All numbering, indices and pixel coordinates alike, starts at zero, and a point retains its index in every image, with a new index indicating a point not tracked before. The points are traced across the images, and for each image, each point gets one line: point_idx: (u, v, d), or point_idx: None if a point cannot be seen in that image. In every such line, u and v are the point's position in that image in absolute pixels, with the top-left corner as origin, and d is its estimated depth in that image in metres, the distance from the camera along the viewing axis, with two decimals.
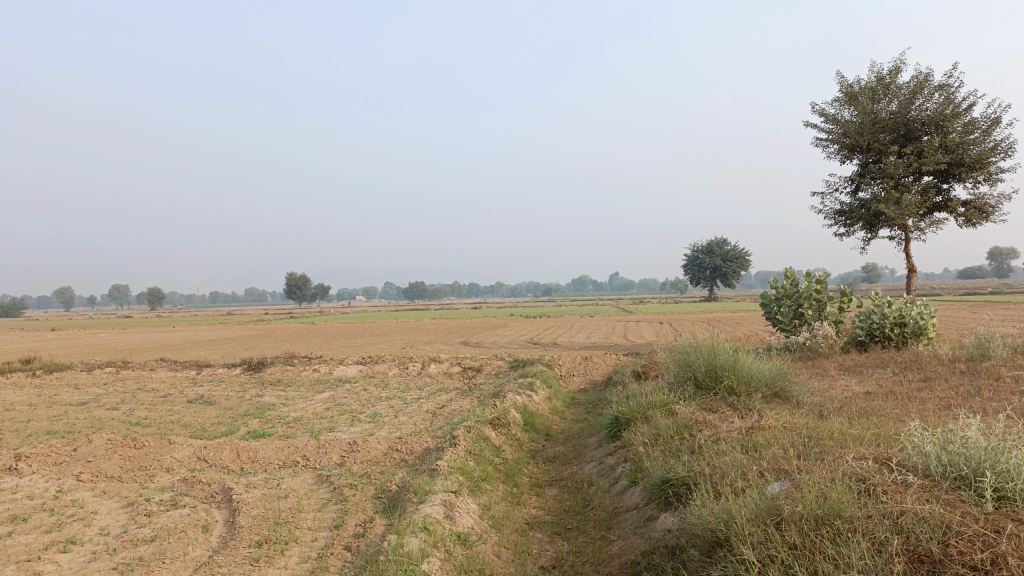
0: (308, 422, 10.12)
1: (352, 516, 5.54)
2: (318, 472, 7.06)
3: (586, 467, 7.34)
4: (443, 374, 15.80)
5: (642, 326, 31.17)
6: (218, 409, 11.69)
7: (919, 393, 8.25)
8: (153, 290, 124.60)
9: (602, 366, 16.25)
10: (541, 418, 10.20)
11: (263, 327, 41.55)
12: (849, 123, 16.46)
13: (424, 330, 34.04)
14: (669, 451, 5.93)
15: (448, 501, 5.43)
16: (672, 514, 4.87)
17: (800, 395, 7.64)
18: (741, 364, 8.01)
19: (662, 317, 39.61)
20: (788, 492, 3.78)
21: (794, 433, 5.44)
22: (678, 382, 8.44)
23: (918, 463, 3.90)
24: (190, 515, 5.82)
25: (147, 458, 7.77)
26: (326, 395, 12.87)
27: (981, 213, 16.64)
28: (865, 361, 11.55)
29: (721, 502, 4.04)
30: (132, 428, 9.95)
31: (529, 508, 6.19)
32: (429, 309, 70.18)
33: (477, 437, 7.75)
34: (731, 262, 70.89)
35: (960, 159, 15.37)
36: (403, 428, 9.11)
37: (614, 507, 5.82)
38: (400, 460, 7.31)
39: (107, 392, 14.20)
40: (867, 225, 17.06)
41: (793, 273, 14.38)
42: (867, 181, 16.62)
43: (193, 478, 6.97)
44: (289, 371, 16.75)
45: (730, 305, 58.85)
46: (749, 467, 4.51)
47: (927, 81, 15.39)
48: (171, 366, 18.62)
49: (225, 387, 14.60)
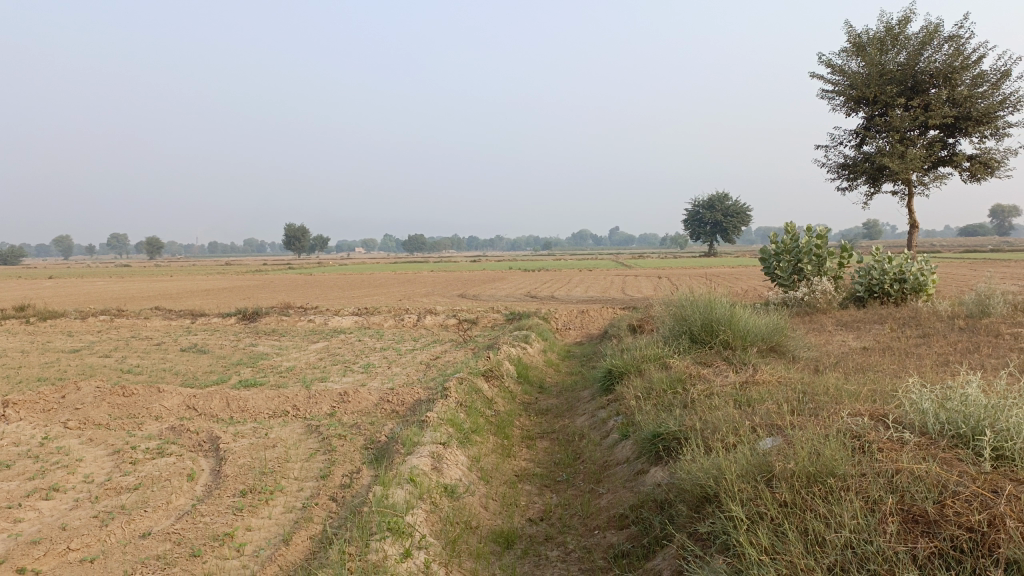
0: (300, 371, 10.06)
1: (339, 467, 5.46)
2: (307, 422, 6.98)
3: (578, 419, 7.27)
4: (439, 326, 15.72)
5: (639, 281, 31.15)
6: (211, 358, 11.63)
7: (917, 349, 8.15)
8: (152, 241, 124.31)
9: (598, 320, 16.16)
10: (534, 370, 10.14)
11: (261, 278, 41.46)
12: (856, 75, 16.08)
13: (422, 282, 33.92)
14: (661, 405, 5.83)
15: (436, 453, 5.34)
16: (662, 469, 4.79)
17: (796, 350, 7.54)
18: (738, 317, 7.89)
19: (660, 273, 39.44)
20: (779, 449, 3.68)
21: (789, 388, 5.34)
22: (673, 336, 8.33)
23: (915, 420, 3.80)
24: (175, 464, 5.75)
25: (136, 406, 7.70)
26: (320, 346, 12.80)
27: (986, 168, 16.38)
28: (863, 316, 11.45)
29: (711, 458, 3.95)
30: (122, 376, 9.88)
31: (519, 460, 6.13)
32: (428, 262, 69.98)
33: (468, 388, 7.67)
34: (732, 217, 70.50)
35: (967, 114, 15.05)
36: (395, 379, 9.04)
37: (604, 461, 5.75)
38: (390, 412, 7.24)
39: (101, 340, 14.13)
40: (870, 179, 16.81)
41: (793, 228, 14.19)
42: (872, 134, 16.32)
43: (181, 426, 6.90)
44: (284, 321, 16.68)
45: (729, 260, 58.73)
46: (741, 422, 4.41)
47: (937, 32, 14.97)
48: (166, 315, 18.53)
49: (219, 336, 14.53)
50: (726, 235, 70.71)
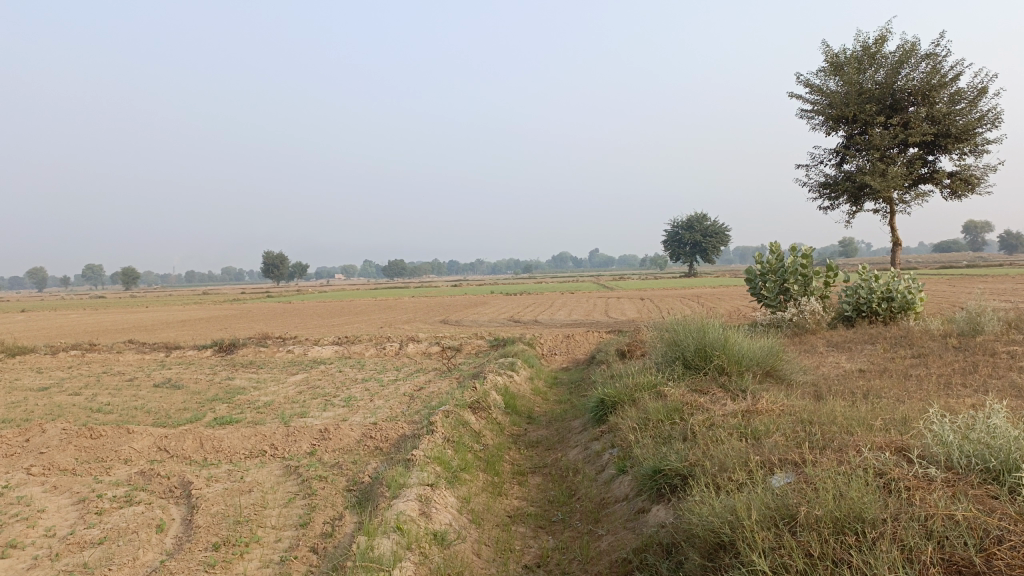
0: (279, 406, 9.70)
1: (320, 513, 5.12)
2: (286, 462, 6.62)
3: (570, 452, 6.98)
4: (421, 354, 15.36)
5: (623, 303, 30.99)
6: (186, 394, 11.20)
7: (914, 371, 7.95)
8: (128, 271, 122.84)
9: (584, 344, 15.90)
10: (522, 400, 9.82)
11: (240, 307, 40.97)
12: (834, 94, 16.10)
13: (403, 308, 33.51)
14: (659, 438, 5.56)
15: (424, 496, 5.01)
16: (666, 509, 4.50)
17: (793, 375, 7.31)
18: (732, 342, 7.66)
19: (642, 294, 39.24)
20: (797, 488, 3.42)
21: (793, 417, 5.09)
22: (665, 363, 8.06)
23: (940, 454, 3.55)
24: (143, 513, 5.37)
25: (103, 449, 7.29)
26: (300, 378, 12.40)
27: (967, 185, 16.40)
28: (854, 336, 11.29)
29: (723, 498, 3.68)
30: (91, 416, 9.45)
31: (511, 499, 5.82)
32: (409, 288, 69.42)
33: (455, 422, 7.35)
34: (711, 237, 70.84)
35: (946, 131, 15.07)
36: (378, 412, 8.69)
37: (602, 498, 5.45)
38: (374, 449, 6.90)
39: (71, 376, 13.63)
40: (852, 198, 16.77)
41: (778, 248, 14.04)
42: (852, 152, 16.30)
43: (151, 471, 6.51)
44: (262, 352, 16.25)
45: (710, 280, 58.83)
46: (749, 457, 4.15)
47: (914, 51, 15.03)
48: (140, 348, 18.01)
49: (195, 370, 14.07)
50: (706, 255, 70.91)
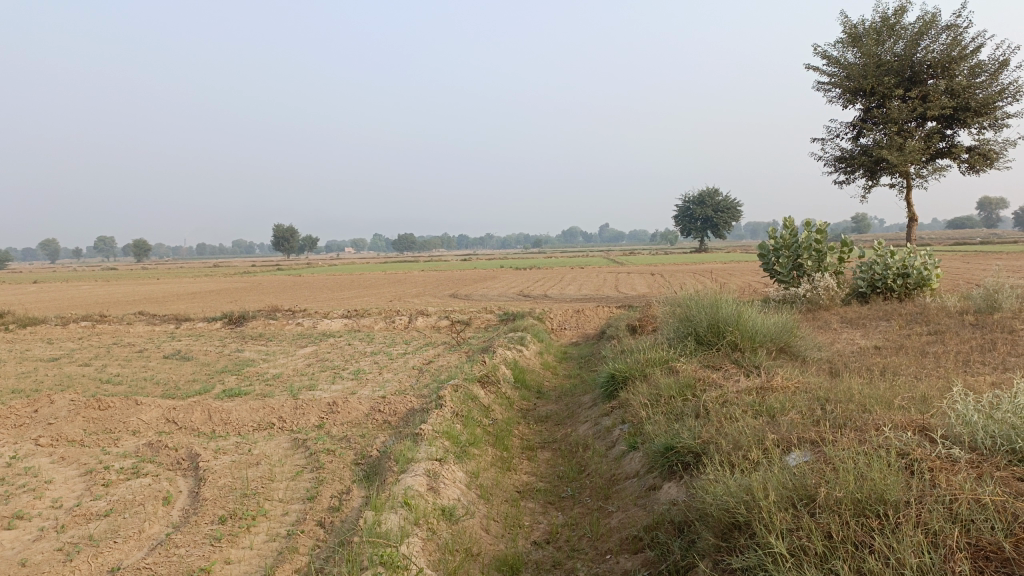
0: (288, 379, 9.67)
1: (327, 487, 5.06)
2: (294, 435, 6.58)
3: (580, 427, 6.90)
4: (431, 328, 15.31)
5: (633, 278, 30.83)
6: (195, 366, 11.17)
7: (931, 348, 7.81)
8: (140, 243, 123.45)
9: (594, 319, 15.80)
10: (532, 374, 9.75)
11: (250, 280, 41.06)
12: (852, 66, 15.76)
13: (413, 282, 33.49)
14: (671, 415, 5.47)
15: (432, 471, 4.95)
16: (678, 486, 4.42)
17: (807, 352, 7.19)
18: (745, 318, 7.54)
19: (652, 269, 38.96)
20: (815, 468, 3.33)
21: (809, 395, 4.97)
22: (677, 338, 7.96)
23: (964, 434, 3.44)
24: (150, 485, 5.34)
25: (112, 421, 7.27)
26: (309, 351, 12.37)
27: (985, 160, 16.10)
28: (869, 312, 11.13)
29: (738, 477, 3.61)
30: (101, 387, 9.43)
31: (520, 474, 5.76)
32: (420, 261, 69.41)
33: (464, 396, 7.28)
34: (722, 213, 70.29)
35: (965, 104, 14.76)
36: (387, 386, 8.63)
37: (612, 474, 5.38)
38: (383, 423, 6.85)
39: (82, 347, 13.65)
40: (868, 172, 16.50)
41: (792, 223, 13.83)
42: (869, 126, 16.01)
43: (159, 443, 6.48)
44: (271, 325, 16.23)
45: (721, 254, 58.50)
46: (765, 435, 4.06)
47: (934, 22, 14.66)
48: (150, 320, 18.03)
49: (204, 342, 14.07)
50: (716, 230, 70.43)
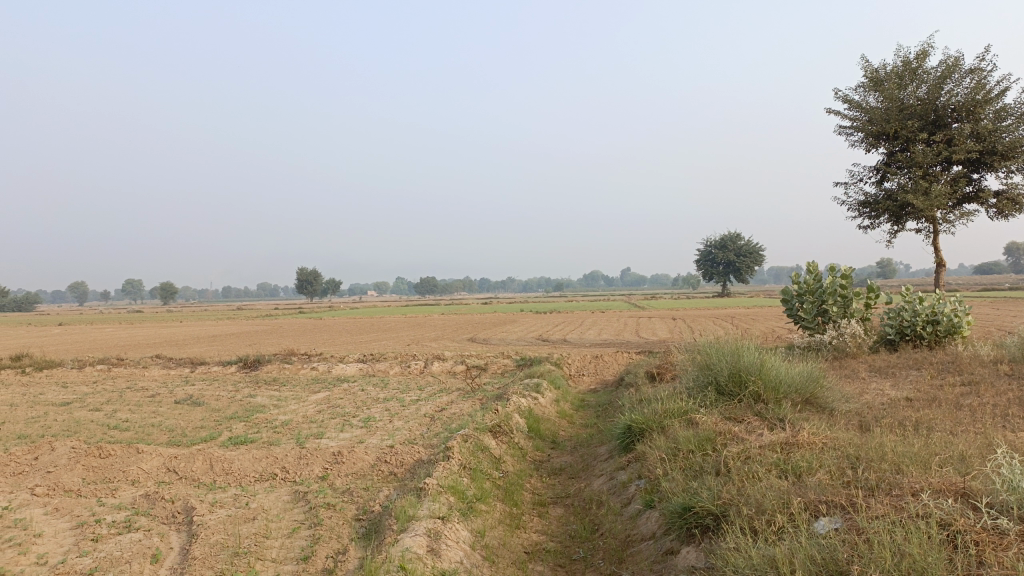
0: (296, 426, 9.43)
1: (323, 546, 4.79)
2: (295, 487, 6.32)
3: (595, 482, 6.57)
4: (446, 373, 15.06)
5: (654, 323, 30.49)
6: (205, 411, 10.98)
7: (965, 400, 7.40)
8: (167, 286, 125.31)
9: (613, 365, 15.46)
10: (547, 423, 9.43)
11: (272, 323, 41.31)
12: (874, 110, 15.57)
13: (432, 326, 33.32)
14: (690, 472, 5.14)
15: (434, 531, 4.66)
16: (698, 552, 4.10)
17: (835, 404, 6.83)
18: (768, 367, 7.20)
19: (674, 314, 38.47)
20: (847, 541, 3.03)
21: (838, 452, 4.64)
22: (697, 387, 7.63)
23: (1011, 500, 3.11)
24: (140, 541, 5.09)
25: (111, 470, 7.06)
26: (321, 396, 12.14)
27: (1014, 205, 15.71)
28: (898, 361, 10.72)
29: (762, 547, 3.31)
30: (106, 433, 9.25)
31: (529, 533, 5.44)
32: (440, 306, 69.40)
33: (473, 447, 6.98)
34: (744, 257, 69.74)
35: (992, 148, 14.45)
36: (396, 435, 8.36)
37: (627, 535, 5.06)
38: (388, 475, 6.57)
39: (95, 391, 13.54)
40: (893, 217, 16.16)
41: (815, 268, 13.50)
42: (893, 170, 15.73)
43: (156, 494, 6.24)
44: (286, 369, 16.04)
45: (745, 299, 57.86)
46: (791, 499, 3.74)
47: (958, 65, 14.47)
48: (165, 364, 17.95)
49: (217, 386, 13.90)
50: (739, 274, 69.84)
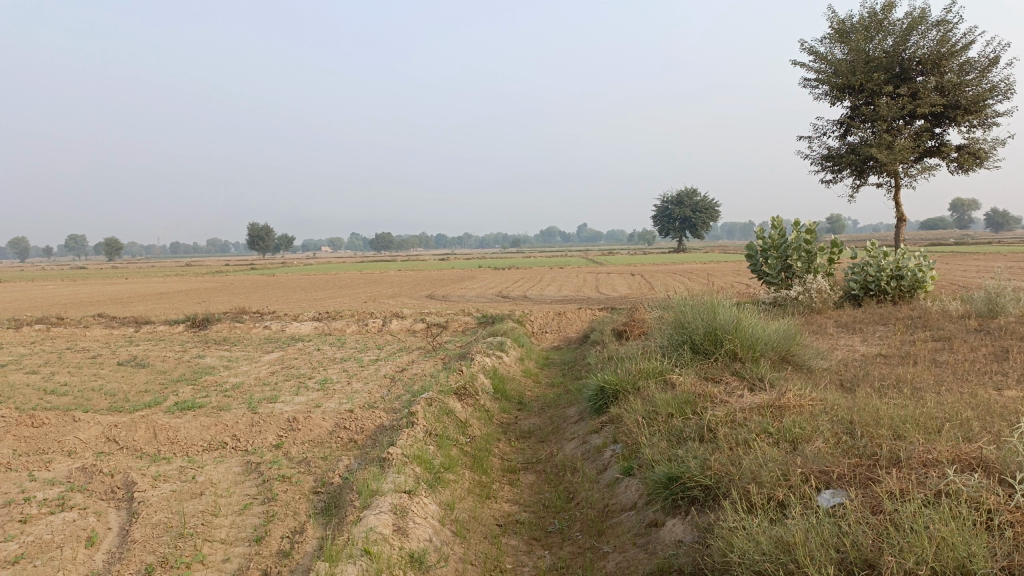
0: (248, 389, 8.94)
1: (277, 525, 4.39)
2: (247, 458, 5.88)
3: (567, 446, 6.27)
4: (405, 331, 14.62)
5: (613, 279, 30.23)
6: (150, 374, 10.39)
7: (941, 357, 7.24)
8: (112, 242, 121.35)
9: (576, 322, 15.18)
10: (512, 383, 9.10)
11: (221, 279, 40.21)
12: (840, 62, 15.27)
13: (389, 282, 32.68)
14: (670, 437, 4.85)
15: (400, 507, 4.28)
16: (687, 525, 3.81)
17: (813, 363, 6.60)
18: (745, 325, 6.91)
19: (633, 270, 38.48)
20: (866, 522, 2.75)
21: (830, 417, 4.37)
22: (670, 346, 7.33)
23: None
24: (74, 522, 4.61)
25: (45, 440, 6.51)
26: (275, 357, 11.63)
27: (975, 159, 15.68)
28: (865, 317, 10.61)
29: (766, 525, 3.02)
30: (42, 399, 8.63)
31: (500, 503, 5.12)
32: (396, 261, 68.55)
33: (438, 411, 6.60)
34: (700, 213, 70.09)
35: (955, 103, 14.33)
36: (355, 398, 7.94)
37: (605, 505, 4.75)
38: (348, 443, 6.18)
39: (32, 352, 12.79)
40: (856, 171, 16.02)
41: (780, 223, 13.30)
42: (857, 124, 15.53)
43: (93, 466, 5.74)
44: (237, 328, 15.42)
45: (701, 254, 58.10)
46: (791, 471, 3.46)
47: (924, 17, 14.21)
48: (109, 323, 17.17)
49: (163, 347, 13.25)
50: (695, 230, 70.26)
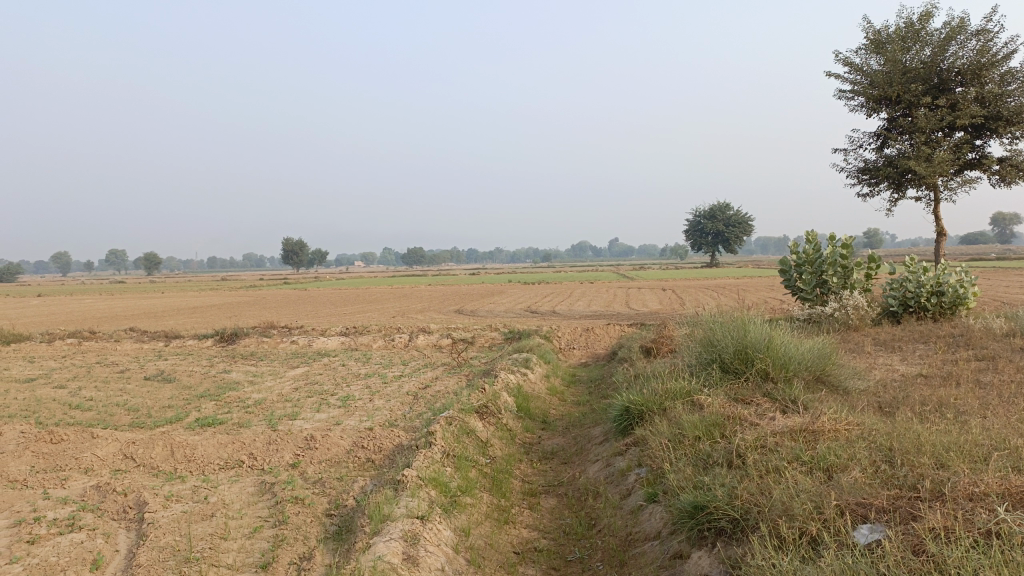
0: (270, 405, 8.86)
1: (285, 550, 4.24)
2: (262, 477, 5.76)
3: (590, 468, 6.05)
4: (432, 347, 14.50)
5: (644, 294, 29.87)
6: (175, 389, 10.36)
7: (984, 377, 6.89)
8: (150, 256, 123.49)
9: (605, 338, 14.94)
10: (537, 401, 8.91)
11: (253, 293, 40.63)
12: (876, 73, 14.90)
13: (418, 297, 32.68)
14: (697, 461, 4.62)
15: (411, 534, 4.11)
16: (713, 557, 3.59)
17: (849, 384, 6.31)
18: (777, 343, 6.64)
19: (664, 284, 37.97)
20: (908, 565, 2.52)
21: (867, 444, 4.10)
22: (699, 365, 7.07)
23: None
24: (82, 544, 4.51)
25: (63, 457, 6.46)
26: (299, 372, 11.56)
27: (1018, 172, 15.17)
28: (904, 334, 10.23)
29: (798, 564, 2.78)
30: (67, 414, 8.63)
31: (519, 529, 4.92)
32: (426, 276, 68.69)
33: (457, 431, 6.42)
34: (733, 227, 69.28)
35: (996, 113, 13.89)
36: (376, 416, 7.81)
37: (628, 533, 4.54)
38: (365, 463, 6.03)
39: (62, 366, 12.89)
40: (894, 184, 15.59)
41: (815, 237, 12.95)
42: (894, 136, 15.12)
43: (108, 484, 5.66)
44: (265, 343, 15.42)
45: (734, 270, 57.37)
46: (825, 503, 3.23)
47: (963, 26, 13.81)
48: (139, 337, 17.31)
49: (191, 361, 13.27)
50: (728, 244, 69.47)
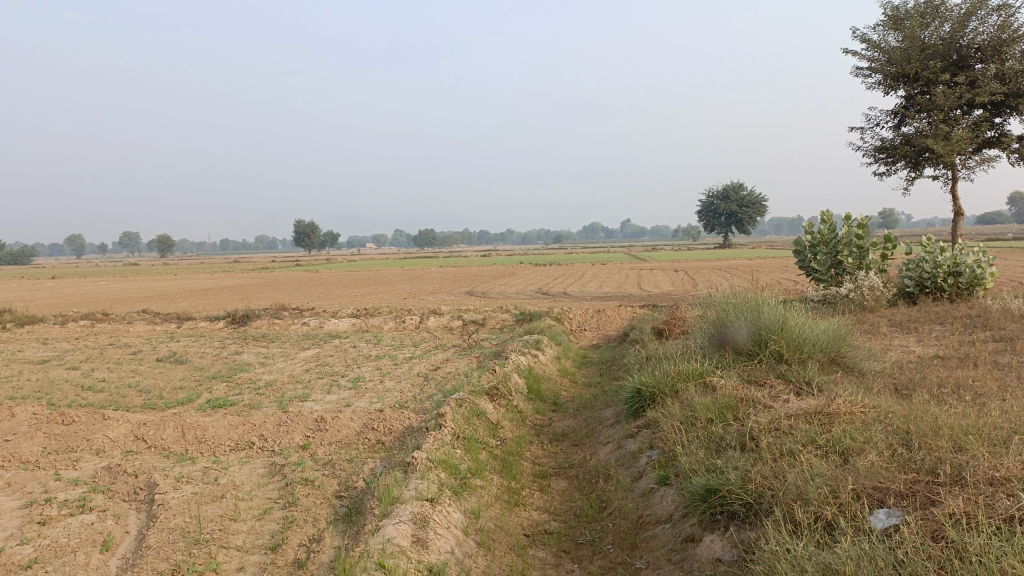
0: (280, 386, 8.86)
1: (295, 532, 4.23)
2: (272, 459, 5.75)
3: (601, 451, 6.00)
4: (443, 329, 14.46)
5: (656, 275, 29.71)
6: (186, 371, 10.38)
7: (1002, 359, 6.78)
8: (163, 238, 124.05)
9: (616, 320, 14.86)
10: (548, 382, 8.86)
11: (265, 276, 40.72)
12: (893, 50, 14.62)
13: (429, 279, 32.63)
14: (709, 444, 4.56)
15: (421, 516, 4.08)
16: (726, 541, 3.53)
17: (865, 366, 6.22)
18: (791, 325, 6.54)
19: (676, 266, 37.76)
20: (927, 553, 2.45)
21: (884, 427, 4.03)
22: (712, 346, 6.99)
23: None
24: (92, 525, 4.50)
25: (74, 438, 6.47)
26: (310, 354, 11.56)
27: None
28: (920, 315, 10.09)
29: (813, 550, 2.73)
30: (79, 395, 8.66)
31: (529, 511, 4.88)
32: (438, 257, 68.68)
33: (468, 413, 6.39)
34: (746, 209, 68.76)
35: (1017, 91, 13.61)
36: (386, 397, 7.79)
37: (639, 516, 4.49)
38: (375, 445, 6.01)
39: (75, 348, 12.95)
40: (911, 163, 15.35)
41: (830, 217, 12.79)
42: (912, 114, 14.87)
43: (118, 466, 5.66)
44: (276, 325, 15.44)
45: (747, 251, 57.01)
46: (841, 487, 3.16)
47: (984, 1, 13.51)
48: (152, 319, 17.37)
49: (202, 343, 13.30)
50: (741, 225, 68.98)
